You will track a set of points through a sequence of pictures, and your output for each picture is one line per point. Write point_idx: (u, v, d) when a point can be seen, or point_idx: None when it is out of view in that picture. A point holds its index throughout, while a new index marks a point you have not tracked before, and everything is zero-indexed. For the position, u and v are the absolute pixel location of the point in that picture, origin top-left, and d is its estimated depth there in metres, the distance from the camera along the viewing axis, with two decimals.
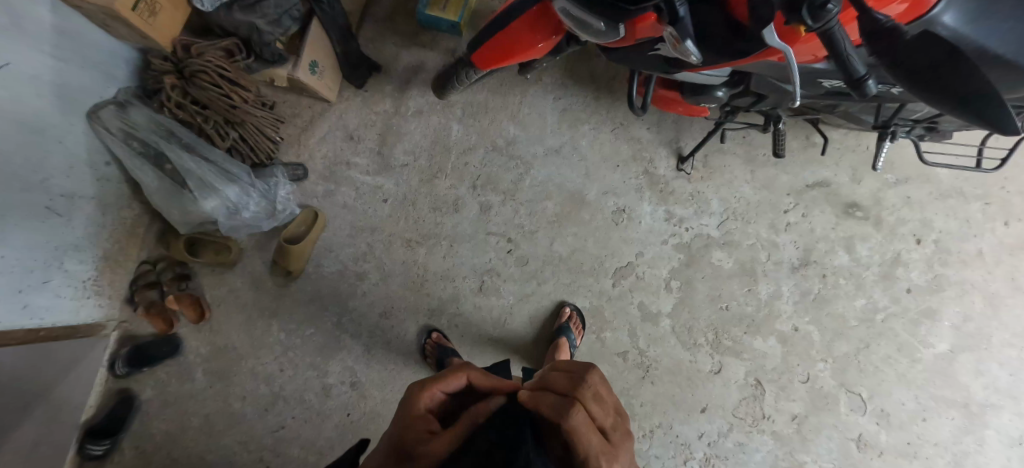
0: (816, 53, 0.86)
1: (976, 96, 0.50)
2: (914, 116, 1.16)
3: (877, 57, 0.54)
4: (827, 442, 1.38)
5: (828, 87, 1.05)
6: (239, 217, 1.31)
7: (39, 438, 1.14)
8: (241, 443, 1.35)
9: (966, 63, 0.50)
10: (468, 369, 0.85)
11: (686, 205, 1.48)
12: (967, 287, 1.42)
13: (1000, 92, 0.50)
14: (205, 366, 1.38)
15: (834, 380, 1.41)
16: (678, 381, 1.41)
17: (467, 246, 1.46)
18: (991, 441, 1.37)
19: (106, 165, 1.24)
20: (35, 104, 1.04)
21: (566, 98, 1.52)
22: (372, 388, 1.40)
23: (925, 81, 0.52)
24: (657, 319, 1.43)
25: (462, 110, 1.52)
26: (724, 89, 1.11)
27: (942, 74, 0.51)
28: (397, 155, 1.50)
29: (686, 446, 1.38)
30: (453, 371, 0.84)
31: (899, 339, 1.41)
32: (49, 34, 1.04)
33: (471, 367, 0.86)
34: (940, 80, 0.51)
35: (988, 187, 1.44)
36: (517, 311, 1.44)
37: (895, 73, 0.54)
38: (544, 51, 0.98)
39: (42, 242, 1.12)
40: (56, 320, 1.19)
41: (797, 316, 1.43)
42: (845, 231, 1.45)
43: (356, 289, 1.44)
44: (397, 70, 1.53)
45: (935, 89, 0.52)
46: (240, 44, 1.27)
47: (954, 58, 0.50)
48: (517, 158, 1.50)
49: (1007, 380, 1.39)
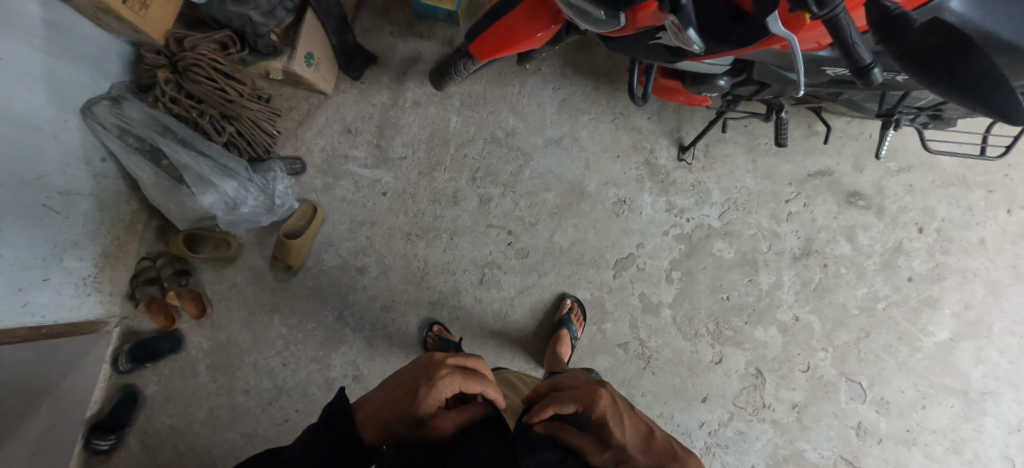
0: (819, 40, 0.84)
1: (984, 79, 0.49)
2: (918, 104, 1.15)
3: (883, 48, 0.54)
4: (827, 431, 1.39)
5: (832, 75, 1.03)
6: (237, 213, 1.30)
7: (43, 435, 1.15)
8: (246, 436, 1.36)
9: (974, 50, 0.49)
10: (491, 384, 0.82)
11: (687, 196, 1.47)
12: (969, 275, 1.42)
13: (1005, 77, 0.49)
14: (207, 361, 1.39)
15: (834, 369, 1.41)
16: (678, 371, 1.41)
17: (467, 238, 1.46)
18: (990, 427, 1.38)
19: (101, 162, 1.23)
20: (27, 101, 1.02)
21: (566, 87, 1.50)
22: (375, 382, 1.41)
23: (934, 71, 0.51)
24: (658, 310, 1.43)
25: (460, 101, 1.50)
26: (725, 77, 1.09)
27: (950, 63, 0.50)
28: (395, 147, 1.49)
29: (686, 435, 1.39)
30: (476, 376, 0.81)
31: (899, 328, 1.42)
32: (39, 29, 1.01)
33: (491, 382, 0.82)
34: (949, 66, 0.50)
35: (991, 175, 1.42)
36: (518, 304, 1.44)
37: (902, 64, 0.53)
38: (543, 41, 0.96)
39: (41, 239, 1.11)
40: (57, 317, 1.19)
41: (799, 305, 1.43)
42: (846, 220, 1.45)
43: (357, 284, 1.44)
44: (394, 61, 1.51)
45: (945, 77, 0.50)
46: (233, 36, 1.25)
47: (964, 45, 0.49)
48: (516, 149, 1.49)
49: (1007, 368, 1.39)
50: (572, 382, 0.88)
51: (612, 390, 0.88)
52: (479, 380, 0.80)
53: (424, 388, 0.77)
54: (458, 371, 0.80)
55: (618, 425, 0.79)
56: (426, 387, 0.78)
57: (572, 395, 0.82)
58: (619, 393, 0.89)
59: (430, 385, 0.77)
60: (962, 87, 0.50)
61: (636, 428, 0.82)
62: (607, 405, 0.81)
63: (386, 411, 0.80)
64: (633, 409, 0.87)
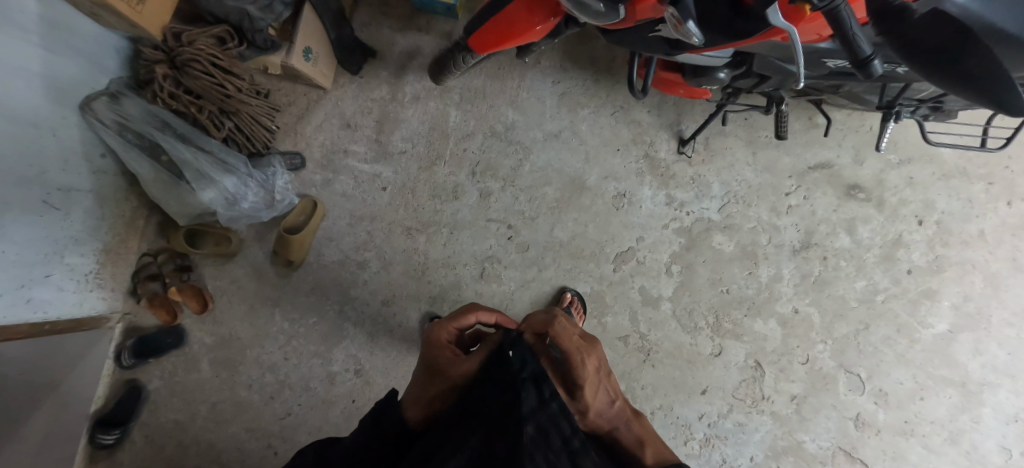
0: (819, 32, 0.84)
1: (985, 73, 0.49)
2: (919, 95, 1.14)
3: (884, 40, 0.54)
4: (825, 422, 1.40)
5: (833, 67, 1.02)
6: (237, 208, 1.29)
7: (48, 430, 1.16)
8: (249, 430, 1.38)
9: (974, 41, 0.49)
10: (479, 311, 0.99)
11: (686, 189, 1.47)
12: (968, 268, 1.42)
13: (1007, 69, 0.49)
14: (210, 356, 1.40)
15: (834, 361, 1.42)
16: (678, 364, 1.42)
17: (467, 233, 1.46)
18: (987, 418, 1.39)
19: (101, 158, 1.22)
20: (26, 97, 1.02)
21: (565, 81, 1.50)
22: (377, 375, 1.42)
23: (933, 64, 0.51)
24: (658, 303, 1.44)
25: (459, 95, 1.50)
26: (725, 70, 1.08)
27: (950, 55, 0.50)
28: (395, 142, 1.49)
29: (686, 427, 1.40)
30: (464, 312, 0.97)
31: (899, 320, 1.42)
32: (37, 24, 1.01)
33: (478, 308, 1.00)
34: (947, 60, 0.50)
35: (991, 167, 1.42)
36: (518, 298, 1.45)
37: (903, 56, 0.53)
38: (542, 34, 0.95)
39: (42, 236, 1.11)
40: (60, 313, 1.20)
41: (798, 298, 1.44)
42: (846, 213, 1.45)
43: (357, 278, 1.45)
44: (392, 55, 1.50)
45: (945, 71, 0.51)
46: (231, 31, 1.25)
47: (964, 36, 0.49)
48: (516, 143, 1.49)
49: (1005, 359, 1.40)
50: (564, 329, 0.89)
51: (597, 350, 0.92)
52: (468, 313, 0.97)
53: (426, 347, 0.91)
54: (446, 319, 0.95)
55: (589, 388, 0.84)
56: (438, 349, 0.89)
57: (568, 340, 0.87)
58: (604, 354, 0.92)
59: (428, 343, 0.91)
60: (960, 79, 0.50)
61: (604, 395, 0.88)
62: (581, 372, 0.84)
63: (416, 387, 0.87)
64: (611, 372, 0.92)
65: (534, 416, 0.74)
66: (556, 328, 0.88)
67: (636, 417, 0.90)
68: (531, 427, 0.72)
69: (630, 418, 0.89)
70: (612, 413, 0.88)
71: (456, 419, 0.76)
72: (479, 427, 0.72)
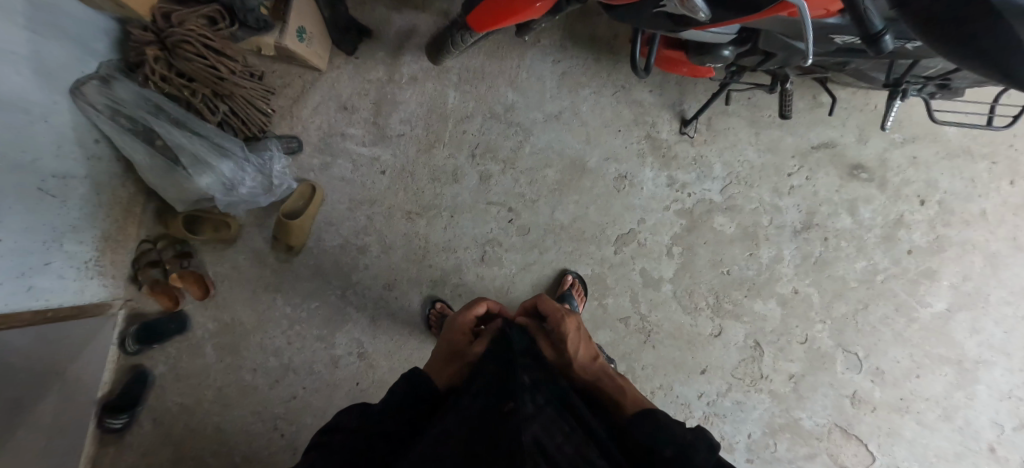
0: (828, 7, 0.82)
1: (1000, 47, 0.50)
2: (926, 73, 1.12)
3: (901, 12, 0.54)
4: (823, 399, 1.43)
5: (840, 43, 0.99)
6: (235, 193, 1.28)
7: (56, 416, 1.17)
8: (255, 412, 1.39)
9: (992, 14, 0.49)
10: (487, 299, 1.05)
11: (688, 171, 1.46)
12: (969, 247, 1.42)
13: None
14: (214, 341, 1.40)
15: (833, 340, 1.44)
16: (678, 345, 1.44)
17: (468, 216, 1.45)
18: (981, 395, 1.42)
19: (95, 143, 1.20)
20: (16, 82, 0.99)
21: (566, 60, 1.47)
22: (379, 358, 1.43)
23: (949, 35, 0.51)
24: (659, 285, 1.45)
25: (458, 76, 1.47)
26: (731, 47, 1.06)
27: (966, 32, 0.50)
28: (393, 124, 1.46)
29: (686, 405, 1.42)
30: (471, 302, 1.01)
31: (897, 298, 1.43)
32: (22, 6, 0.98)
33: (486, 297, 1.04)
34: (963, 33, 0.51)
35: (995, 146, 1.41)
36: (519, 281, 1.45)
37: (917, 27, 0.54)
38: (543, 11, 0.92)
39: (38, 223, 1.10)
40: (61, 300, 1.20)
41: (798, 278, 1.44)
42: (849, 193, 1.44)
43: (359, 263, 1.44)
44: (388, 35, 1.46)
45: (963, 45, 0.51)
46: (222, 10, 1.20)
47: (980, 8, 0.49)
48: (516, 124, 1.46)
49: (1001, 337, 1.42)
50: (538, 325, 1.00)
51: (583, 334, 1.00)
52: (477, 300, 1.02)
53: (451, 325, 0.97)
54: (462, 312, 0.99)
55: (570, 341, 0.94)
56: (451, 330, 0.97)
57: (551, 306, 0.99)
58: (579, 325, 0.97)
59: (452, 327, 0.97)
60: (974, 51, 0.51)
61: (586, 352, 0.95)
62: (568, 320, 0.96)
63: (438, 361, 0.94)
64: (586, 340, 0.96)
65: (534, 420, 0.70)
66: (532, 330, 0.98)
67: (614, 379, 0.92)
68: (532, 430, 0.68)
69: (604, 381, 0.91)
70: (584, 380, 0.92)
71: (451, 417, 0.74)
72: (472, 424, 0.71)
